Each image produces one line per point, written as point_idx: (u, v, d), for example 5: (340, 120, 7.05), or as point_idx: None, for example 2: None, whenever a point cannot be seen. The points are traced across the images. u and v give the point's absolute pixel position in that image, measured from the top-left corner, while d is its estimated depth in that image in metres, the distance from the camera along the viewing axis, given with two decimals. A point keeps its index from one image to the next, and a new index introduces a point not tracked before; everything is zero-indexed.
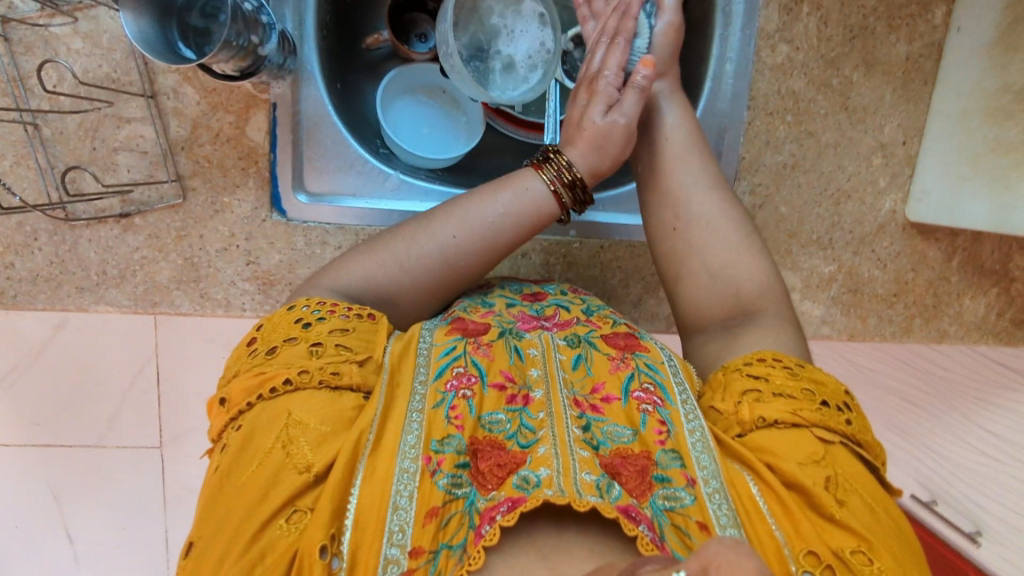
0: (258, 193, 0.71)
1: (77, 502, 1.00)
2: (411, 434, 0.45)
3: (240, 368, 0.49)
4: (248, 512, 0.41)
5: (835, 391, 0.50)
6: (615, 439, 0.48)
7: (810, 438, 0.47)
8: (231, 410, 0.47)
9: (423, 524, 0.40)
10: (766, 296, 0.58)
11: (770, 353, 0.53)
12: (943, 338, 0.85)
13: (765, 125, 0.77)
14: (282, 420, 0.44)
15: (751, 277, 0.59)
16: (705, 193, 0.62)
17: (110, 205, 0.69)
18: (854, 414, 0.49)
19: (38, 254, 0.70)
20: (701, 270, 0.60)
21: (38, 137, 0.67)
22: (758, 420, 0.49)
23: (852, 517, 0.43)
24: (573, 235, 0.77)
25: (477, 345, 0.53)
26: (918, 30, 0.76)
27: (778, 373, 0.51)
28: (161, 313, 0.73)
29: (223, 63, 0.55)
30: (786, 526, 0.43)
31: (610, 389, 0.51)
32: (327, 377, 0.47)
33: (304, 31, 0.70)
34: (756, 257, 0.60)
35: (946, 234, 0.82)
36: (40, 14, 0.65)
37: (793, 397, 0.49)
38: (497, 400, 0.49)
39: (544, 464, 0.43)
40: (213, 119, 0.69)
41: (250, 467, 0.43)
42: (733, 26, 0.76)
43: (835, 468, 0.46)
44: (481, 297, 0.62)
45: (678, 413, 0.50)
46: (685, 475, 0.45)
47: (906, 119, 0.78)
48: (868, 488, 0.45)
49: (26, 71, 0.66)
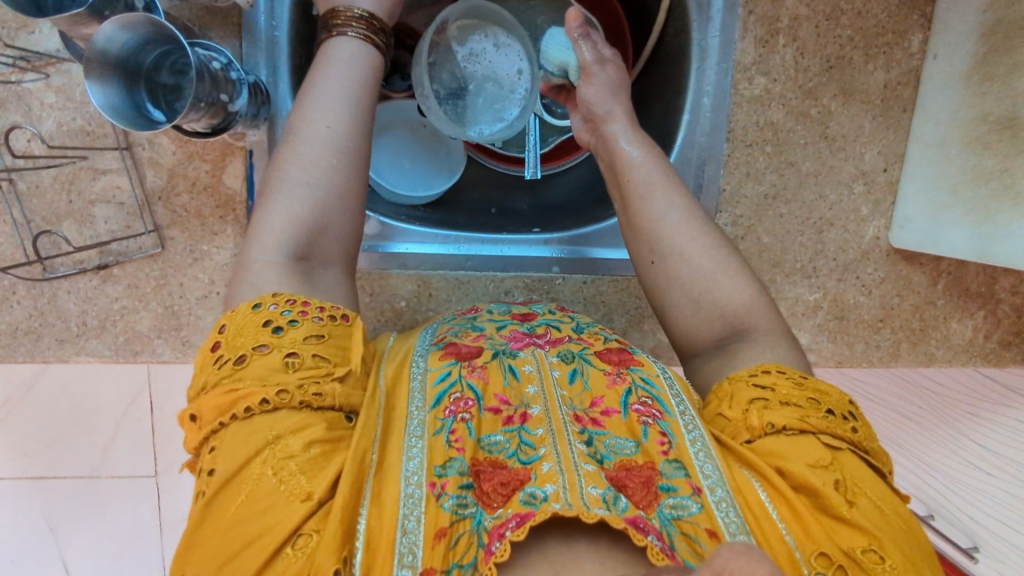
0: (238, 239, 0.71)
1: (75, 527, 1.16)
2: (413, 459, 0.44)
3: (207, 379, 0.44)
4: (248, 543, 0.39)
5: (841, 400, 0.50)
6: (618, 452, 0.47)
7: (818, 444, 0.46)
8: (204, 428, 0.43)
9: (433, 545, 0.40)
10: (753, 316, 0.55)
11: (774, 364, 0.51)
12: (932, 361, 0.85)
13: (746, 157, 0.77)
14: (265, 446, 0.42)
15: (733, 298, 0.55)
16: (679, 221, 0.58)
17: (88, 257, 0.69)
18: (860, 421, 0.49)
19: (16, 308, 0.69)
20: (684, 300, 0.57)
21: (14, 191, 0.67)
22: (766, 427, 0.48)
23: (865, 519, 0.43)
24: (556, 271, 0.77)
25: (471, 369, 0.51)
26: (894, 58, 0.76)
27: (785, 382, 0.50)
28: (143, 361, 0.73)
29: (193, 122, 0.55)
30: (797, 530, 0.44)
31: (610, 402, 0.51)
32: (311, 398, 0.44)
33: (278, 77, 0.70)
34: (737, 275, 0.56)
35: (930, 259, 0.82)
36: (12, 70, 0.65)
37: (799, 406, 0.48)
38: (494, 423, 0.48)
39: (550, 481, 0.42)
40: (190, 168, 0.69)
41: (242, 495, 0.41)
42: (709, 60, 0.75)
43: (843, 472, 0.45)
44: (468, 321, 0.59)
45: (678, 423, 0.49)
46: (691, 484, 0.45)
47: (886, 146, 0.78)
48: (879, 489, 0.45)
49: (0, 127, 0.66)
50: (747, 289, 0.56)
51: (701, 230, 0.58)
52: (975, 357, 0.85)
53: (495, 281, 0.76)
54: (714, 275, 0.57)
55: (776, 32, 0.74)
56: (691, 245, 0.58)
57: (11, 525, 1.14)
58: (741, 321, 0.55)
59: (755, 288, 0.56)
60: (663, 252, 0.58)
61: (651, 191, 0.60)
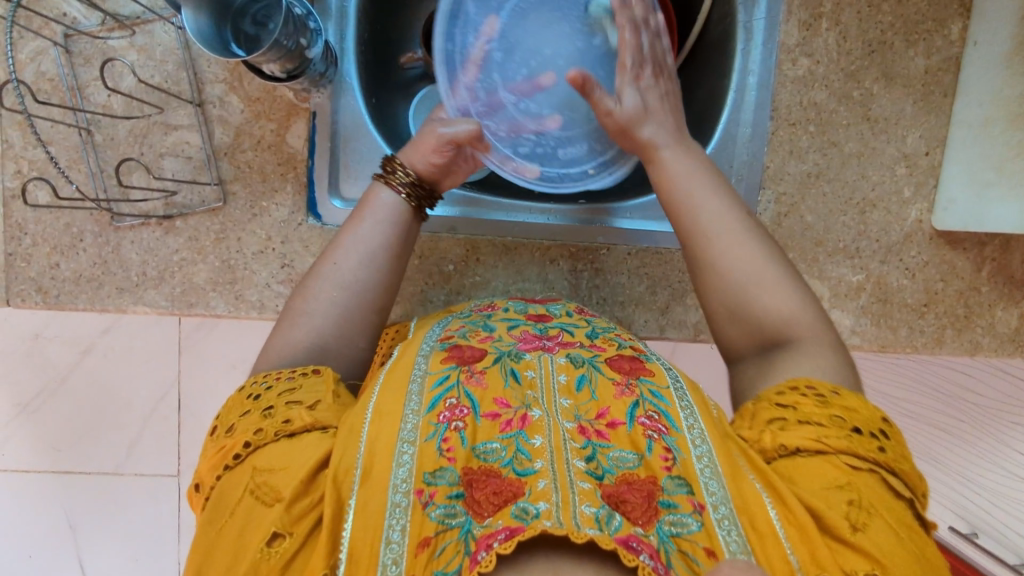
0: (295, 198, 0.73)
1: (98, 522, 1.15)
2: (402, 467, 0.44)
3: (205, 449, 0.49)
4: (227, 560, 0.42)
5: (872, 417, 0.49)
6: (621, 466, 0.45)
7: (834, 465, 0.46)
8: (202, 492, 0.47)
9: (416, 554, 0.39)
10: (795, 325, 0.55)
11: (804, 379, 0.52)
12: (977, 351, 0.83)
13: (789, 136, 0.79)
14: (248, 475, 0.45)
15: (777, 308, 0.56)
16: (722, 214, 0.59)
17: (154, 207, 0.72)
18: (891, 441, 0.49)
19: (82, 256, 0.72)
20: (721, 303, 0.58)
21: (91, 142, 0.70)
22: (780, 448, 0.48)
23: (870, 543, 0.43)
24: (601, 241, 0.79)
25: (469, 374, 0.52)
26: (935, 45, 0.78)
27: (808, 401, 0.50)
28: (196, 315, 0.74)
29: (270, 64, 0.59)
30: (802, 551, 0.43)
31: (615, 414, 0.49)
32: (281, 427, 0.47)
33: (344, 45, 0.74)
34: (785, 288, 0.56)
35: (974, 244, 0.81)
36: (101, 28, 0.69)
37: (821, 424, 0.48)
38: (491, 429, 0.47)
39: (543, 498, 0.40)
40: (256, 127, 0.72)
41: (224, 522, 0.44)
42: (754, 42, 0.78)
43: (859, 493, 0.45)
44: (481, 320, 0.61)
45: (684, 439, 0.48)
46: (692, 501, 0.44)
47: (928, 129, 0.79)
48: (893, 512, 0.45)
49: (85, 80, 0.69)
50: (795, 295, 0.56)
51: (755, 242, 0.58)
52: (1021, 348, 0.83)
53: (540, 248, 0.78)
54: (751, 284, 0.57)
55: (819, 16, 0.78)
56: (748, 257, 0.57)
57: (35, 514, 1.13)
58: (785, 331, 0.55)
59: (804, 299, 0.56)
60: (698, 231, 0.59)
61: (699, 190, 0.60)
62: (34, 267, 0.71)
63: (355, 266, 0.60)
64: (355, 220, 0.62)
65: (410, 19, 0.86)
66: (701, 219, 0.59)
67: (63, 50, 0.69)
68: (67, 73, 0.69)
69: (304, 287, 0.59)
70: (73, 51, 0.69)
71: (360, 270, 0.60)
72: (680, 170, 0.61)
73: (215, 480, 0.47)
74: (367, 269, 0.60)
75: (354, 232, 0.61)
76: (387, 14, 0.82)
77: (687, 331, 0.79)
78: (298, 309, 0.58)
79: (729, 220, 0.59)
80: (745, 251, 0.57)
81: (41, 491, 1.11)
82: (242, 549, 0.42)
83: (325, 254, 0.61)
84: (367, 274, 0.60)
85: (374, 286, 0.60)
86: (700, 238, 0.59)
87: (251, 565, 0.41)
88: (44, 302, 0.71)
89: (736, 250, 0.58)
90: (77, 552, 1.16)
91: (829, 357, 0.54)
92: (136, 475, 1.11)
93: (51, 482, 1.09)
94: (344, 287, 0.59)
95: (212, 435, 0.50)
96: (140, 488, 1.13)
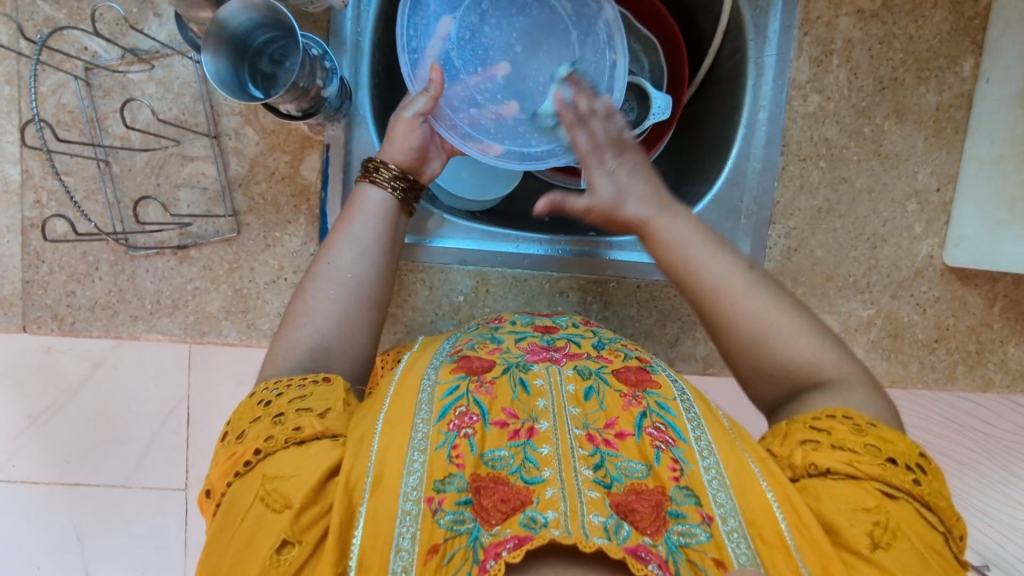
0: (308, 229, 0.74)
1: (105, 535, 1.15)
2: (413, 475, 0.44)
3: (216, 454, 0.49)
4: (236, 560, 0.42)
5: (909, 450, 0.48)
6: (630, 475, 0.45)
7: (868, 490, 0.46)
8: (215, 496, 0.48)
9: (426, 560, 0.39)
10: (826, 367, 0.55)
11: (841, 409, 0.50)
12: (989, 387, 0.82)
13: (799, 170, 0.79)
14: (258, 481, 0.45)
15: (801, 355, 0.55)
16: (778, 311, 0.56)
17: (169, 237, 0.73)
18: (927, 475, 0.48)
19: (97, 284, 0.72)
20: (748, 365, 0.57)
21: (109, 173, 0.71)
22: (809, 466, 0.48)
23: (891, 561, 0.43)
24: (610, 274, 0.79)
25: (479, 383, 0.51)
26: (947, 82, 0.78)
27: (844, 427, 0.49)
28: (208, 342, 0.75)
29: (287, 104, 0.61)
30: (813, 563, 0.43)
31: (624, 424, 0.49)
32: (292, 433, 0.47)
33: (359, 79, 0.75)
34: (800, 329, 0.56)
35: (986, 280, 0.81)
36: (120, 62, 0.70)
37: (854, 451, 0.47)
38: (499, 437, 0.47)
39: (552, 507, 0.41)
40: (270, 158, 0.73)
41: (234, 527, 0.44)
42: (765, 77, 0.79)
43: (887, 516, 0.45)
44: (488, 333, 0.60)
45: (692, 450, 0.48)
46: (701, 513, 0.44)
47: (939, 166, 0.79)
48: (925, 540, 0.44)
49: (104, 113, 0.71)
50: (809, 336, 0.56)
51: (757, 284, 0.57)
52: None
53: (550, 281, 0.79)
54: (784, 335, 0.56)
55: (830, 53, 0.78)
56: (755, 302, 0.56)
57: (40, 527, 1.14)
58: (816, 375, 0.55)
59: (822, 336, 0.56)
60: (726, 303, 0.57)
61: (710, 254, 0.59)
62: (50, 295, 0.72)
63: (349, 264, 0.60)
64: (341, 228, 0.62)
65: None
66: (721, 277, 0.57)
67: (83, 83, 0.70)
68: (88, 105, 0.71)
69: (294, 307, 0.59)
70: (93, 84, 0.70)
71: (354, 268, 0.60)
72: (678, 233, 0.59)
73: (226, 487, 0.47)
74: (361, 268, 0.60)
75: (346, 233, 0.62)
76: None
77: (696, 364, 0.79)
78: (299, 310, 0.58)
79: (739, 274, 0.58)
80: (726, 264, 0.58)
81: (50, 504, 1.12)
82: (253, 552, 0.42)
83: (322, 254, 0.61)
84: (362, 273, 0.60)
85: (368, 282, 0.60)
86: (713, 306, 0.57)
87: (260, 570, 0.41)
88: (59, 329, 0.72)
89: (750, 297, 0.57)
90: (85, 567, 1.17)
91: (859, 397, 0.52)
92: (144, 490, 1.11)
93: (61, 496, 1.10)
94: (344, 286, 0.59)
95: (224, 440, 0.50)
96: (147, 504, 1.13)
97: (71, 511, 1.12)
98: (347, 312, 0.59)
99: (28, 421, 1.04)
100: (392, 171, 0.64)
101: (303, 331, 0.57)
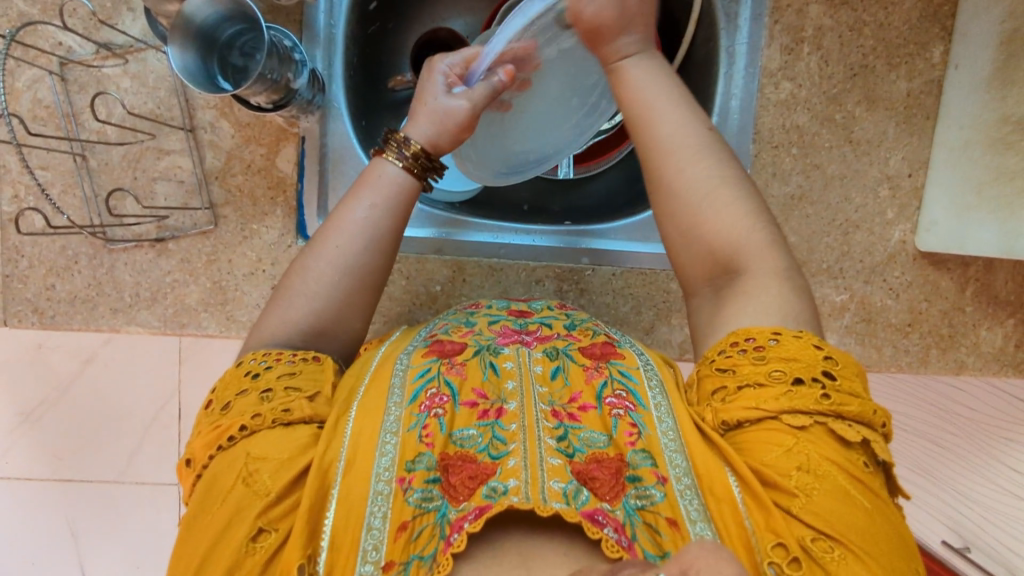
0: (285, 220, 0.74)
1: (99, 528, 1.16)
2: (385, 456, 0.44)
3: (200, 426, 0.48)
4: (218, 543, 0.42)
5: (814, 361, 0.46)
6: (591, 445, 0.46)
7: (778, 428, 0.45)
8: (195, 468, 0.46)
9: (396, 537, 0.40)
10: (748, 250, 0.52)
11: (744, 331, 0.49)
12: (962, 370, 0.83)
13: (771, 158, 0.80)
14: (241, 462, 0.44)
15: (728, 228, 0.52)
16: (699, 156, 0.54)
17: (147, 230, 0.73)
18: (837, 382, 0.45)
19: (77, 277, 0.73)
20: (675, 229, 0.55)
21: (86, 167, 0.72)
22: (724, 423, 0.47)
23: (817, 508, 0.42)
24: (586, 263, 0.80)
25: (450, 366, 0.51)
26: (917, 68, 0.79)
27: (746, 360, 0.47)
28: (188, 334, 0.75)
29: (258, 95, 0.63)
30: (757, 516, 0.43)
31: (587, 397, 0.49)
32: (279, 415, 0.46)
33: (332, 71, 0.76)
34: (734, 202, 0.53)
35: (958, 264, 0.82)
36: (95, 57, 0.71)
37: (760, 386, 0.46)
38: (469, 416, 0.47)
39: (513, 476, 0.42)
40: (246, 151, 0.73)
41: (215, 505, 0.43)
42: (737, 66, 0.80)
43: (807, 455, 0.44)
44: (464, 316, 0.60)
45: (651, 415, 0.48)
46: (656, 474, 0.45)
47: (910, 152, 0.80)
48: (843, 468, 0.43)
49: (79, 107, 0.71)
50: (748, 216, 0.53)
51: (702, 153, 0.54)
52: (1006, 367, 0.83)
53: (526, 269, 0.79)
54: (709, 204, 0.53)
55: (801, 41, 0.79)
56: (695, 169, 0.54)
57: (32, 522, 1.14)
58: (737, 251, 0.52)
59: (755, 216, 0.53)
60: (664, 181, 0.55)
61: (660, 104, 0.56)
62: (30, 288, 0.73)
63: (356, 245, 0.56)
64: (345, 199, 0.58)
65: (400, 41, 0.87)
66: (656, 131, 0.55)
67: (58, 79, 0.71)
68: (63, 101, 0.71)
69: (288, 283, 0.56)
70: (69, 80, 0.71)
71: (359, 252, 0.56)
72: (639, 90, 0.56)
73: (208, 460, 0.46)
74: (363, 251, 0.57)
75: (350, 212, 0.57)
76: (376, 40, 0.84)
77: (671, 351, 0.80)
78: (298, 288, 0.56)
79: (686, 134, 0.55)
80: (676, 122, 0.55)
81: (42, 500, 1.12)
82: (227, 539, 0.42)
83: (325, 231, 0.57)
84: (363, 256, 0.57)
85: (368, 267, 0.57)
86: (652, 158, 0.55)
87: (235, 558, 0.41)
88: (40, 322, 0.73)
89: (690, 165, 0.54)
90: (79, 562, 1.17)
91: (774, 290, 0.50)
92: (136, 483, 1.12)
93: (53, 490, 1.11)
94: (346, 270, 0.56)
95: (207, 410, 0.49)
96: (142, 496, 1.14)
97: (64, 505, 1.13)
98: (345, 292, 0.56)
99: (20, 416, 1.04)
100: (412, 146, 0.59)
101: (285, 313, 0.55)
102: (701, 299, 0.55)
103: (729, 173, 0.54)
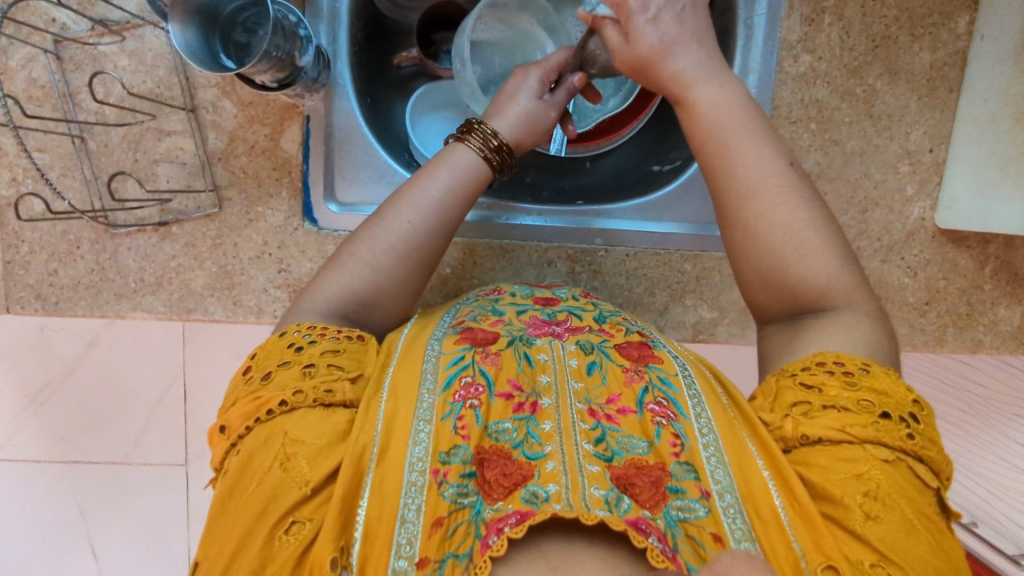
0: (291, 203, 0.73)
1: (109, 509, 1.16)
2: (419, 445, 0.43)
3: (238, 396, 0.47)
4: (248, 528, 0.40)
5: (902, 400, 0.46)
6: (630, 449, 0.44)
7: (858, 453, 0.44)
8: (231, 436, 0.45)
9: (430, 534, 0.39)
10: (834, 293, 0.53)
11: (831, 354, 0.49)
12: (979, 348, 0.82)
13: (790, 134, 0.78)
14: (278, 441, 0.43)
15: (817, 272, 0.53)
16: (780, 194, 0.55)
17: (149, 214, 0.71)
18: (921, 425, 0.46)
19: (79, 262, 0.71)
20: (753, 272, 0.56)
21: (85, 149, 0.70)
22: (801, 437, 0.46)
23: (878, 532, 0.42)
24: (599, 243, 0.79)
25: (484, 354, 0.49)
26: (940, 39, 0.76)
27: (835, 382, 0.47)
28: (194, 320, 0.74)
29: (263, 74, 0.61)
30: (806, 539, 0.42)
31: (626, 401, 0.48)
32: (321, 394, 0.45)
33: (337, 47, 0.75)
34: (820, 249, 0.54)
35: (978, 241, 0.80)
36: (90, 34, 0.68)
37: (845, 411, 0.46)
38: (503, 410, 0.46)
39: (553, 480, 0.40)
40: (249, 132, 0.71)
41: (250, 486, 0.42)
42: (755, 38, 0.78)
43: (876, 481, 0.43)
44: (489, 304, 0.58)
45: (692, 426, 0.47)
46: (700, 488, 0.43)
47: (931, 127, 0.78)
48: (911, 500, 0.43)
49: (76, 87, 0.69)
50: (833, 259, 0.54)
51: (789, 197, 0.55)
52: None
53: (538, 251, 0.78)
54: (795, 248, 0.54)
55: (822, 11, 0.76)
56: (781, 211, 0.54)
57: (42, 504, 1.14)
58: (823, 298, 0.53)
59: (839, 259, 0.54)
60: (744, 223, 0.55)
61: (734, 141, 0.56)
62: (32, 274, 0.71)
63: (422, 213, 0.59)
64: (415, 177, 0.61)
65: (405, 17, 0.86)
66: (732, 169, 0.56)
67: (53, 56, 0.68)
68: (59, 79, 0.69)
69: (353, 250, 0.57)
70: (64, 57, 0.68)
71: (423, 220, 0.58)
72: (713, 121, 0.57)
73: (245, 432, 0.45)
74: (433, 231, 0.59)
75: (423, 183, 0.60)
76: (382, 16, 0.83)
77: (686, 331, 0.79)
78: (365, 257, 0.57)
79: (772, 173, 0.55)
80: (761, 160, 0.56)
81: (50, 481, 1.12)
82: (260, 524, 0.41)
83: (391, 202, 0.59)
84: (431, 236, 0.59)
85: (431, 249, 0.59)
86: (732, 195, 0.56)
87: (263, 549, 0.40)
88: (43, 309, 0.71)
89: (775, 208, 0.54)
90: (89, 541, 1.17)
91: (863, 325, 0.51)
92: (143, 464, 1.11)
93: (59, 471, 1.10)
94: (411, 239, 0.58)
95: (245, 375, 0.49)
96: (149, 477, 1.13)
97: (72, 486, 1.12)
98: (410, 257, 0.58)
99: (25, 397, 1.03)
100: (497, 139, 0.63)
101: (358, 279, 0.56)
102: (776, 333, 0.56)
103: (811, 214, 0.55)
